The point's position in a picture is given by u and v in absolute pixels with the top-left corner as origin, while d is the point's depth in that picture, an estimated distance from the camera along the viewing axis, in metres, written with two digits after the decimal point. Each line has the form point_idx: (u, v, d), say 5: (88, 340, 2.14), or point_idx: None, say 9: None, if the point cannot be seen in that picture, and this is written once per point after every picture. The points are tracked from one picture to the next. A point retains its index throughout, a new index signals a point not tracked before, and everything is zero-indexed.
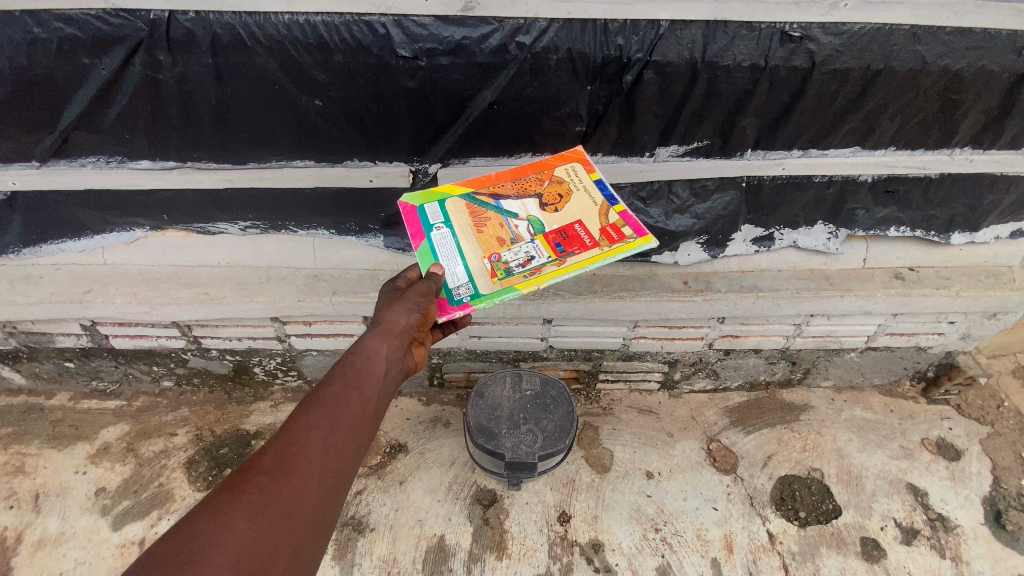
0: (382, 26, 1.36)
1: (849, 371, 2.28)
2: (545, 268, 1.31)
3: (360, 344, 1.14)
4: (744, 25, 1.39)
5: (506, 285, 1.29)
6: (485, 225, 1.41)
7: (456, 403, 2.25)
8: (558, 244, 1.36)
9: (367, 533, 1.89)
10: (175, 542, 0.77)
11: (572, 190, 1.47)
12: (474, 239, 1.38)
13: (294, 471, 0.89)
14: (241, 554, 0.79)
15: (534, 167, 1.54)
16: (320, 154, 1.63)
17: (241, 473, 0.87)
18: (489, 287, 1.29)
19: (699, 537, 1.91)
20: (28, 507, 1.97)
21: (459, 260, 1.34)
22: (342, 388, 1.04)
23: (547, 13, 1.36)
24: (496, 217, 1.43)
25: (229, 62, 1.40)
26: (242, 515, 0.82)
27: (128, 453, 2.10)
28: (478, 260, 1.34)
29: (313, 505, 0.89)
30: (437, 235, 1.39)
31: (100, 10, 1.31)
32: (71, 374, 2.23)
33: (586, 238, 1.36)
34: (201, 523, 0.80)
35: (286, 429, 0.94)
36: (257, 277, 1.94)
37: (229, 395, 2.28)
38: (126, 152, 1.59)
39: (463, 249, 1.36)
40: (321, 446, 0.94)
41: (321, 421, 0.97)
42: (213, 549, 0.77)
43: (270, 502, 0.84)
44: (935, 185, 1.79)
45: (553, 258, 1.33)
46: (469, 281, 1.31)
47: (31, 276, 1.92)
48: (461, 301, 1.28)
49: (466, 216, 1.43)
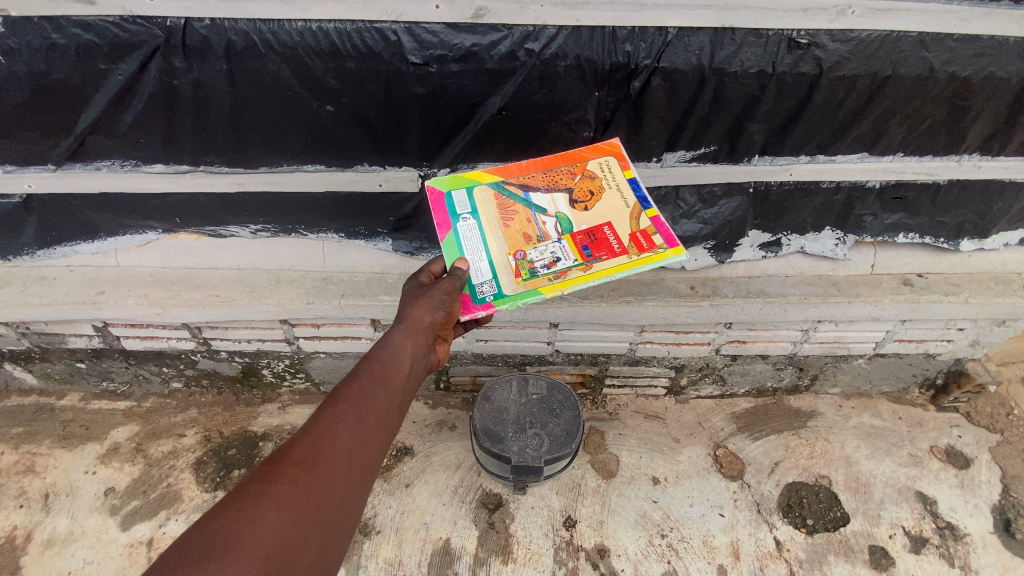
0: (393, 33, 1.38)
1: (857, 378, 2.27)
2: (570, 273, 1.33)
3: (386, 340, 1.15)
4: (751, 32, 1.40)
5: (530, 286, 1.31)
6: (512, 219, 1.43)
7: (462, 406, 2.25)
8: (586, 246, 1.38)
9: (373, 535, 1.90)
10: (211, 529, 0.79)
11: (605, 188, 1.47)
12: (500, 234, 1.40)
13: (324, 464, 0.91)
14: (272, 543, 0.81)
15: (566, 159, 1.54)
16: (330, 159, 1.65)
17: (273, 463, 0.89)
18: (513, 288, 1.31)
19: (705, 544, 1.90)
20: (38, 506, 1.99)
21: (484, 254, 1.37)
22: (369, 382, 1.05)
23: (555, 20, 1.38)
24: (524, 212, 1.44)
25: (244, 69, 1.42)
26: (275, 504, 0.83)
27: (137, 453, 2.12)
28: (504, 256, 1.37)
29: (341, 498, 0.91)
30: (463, 226, 1.41)
31: (118, 17, 1.34)
32: (83, 375, 2.25)
33: (614, 243, 1.37)
34: (234, 510, 0.82)
35: (315, 422, 0.96)
36: (266, 280, 1.96)
37: (237, 396, 2.30)
38: (141, 156, 1.62)
39: (488, 244, 1.38)
40: (350, 439, 0.95)
41: (350, 413, 0.99)
42: (246, 536, 0.79)
43: (301, 493, 0.86)
44: (943, 191, 1.79)
45: (575, 260, 1.36)
46: (492, 278, 1.34)
47: (45, 277, 1.95)
48: (484, 300, 1.30)
49: (493, 208, 1.44)
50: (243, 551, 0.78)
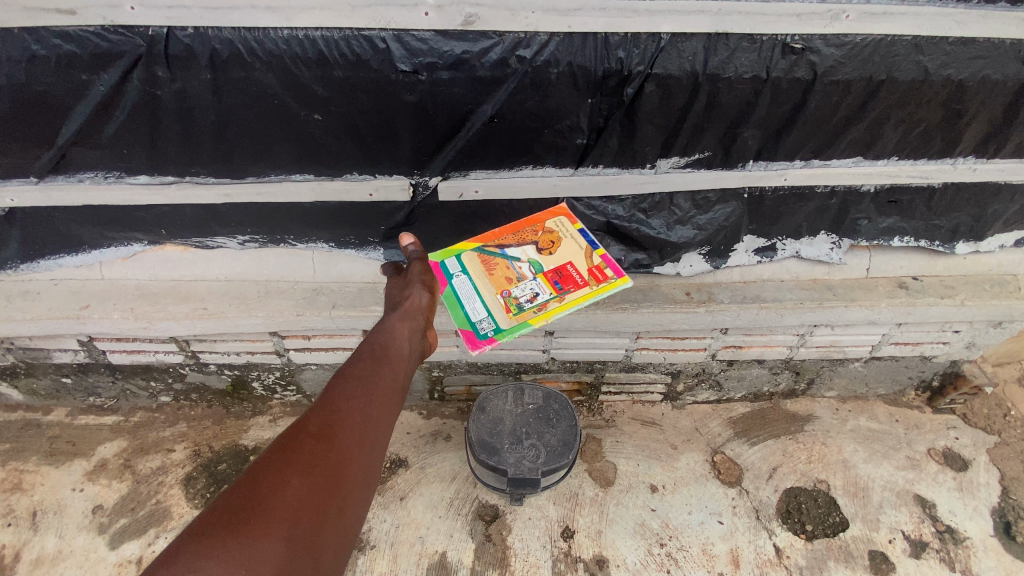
0: (382, 41, 1.35)
1: (853, 380, 2.26)
2: (549, 305, 1.51)
3: (385, 324, 1.18)
4: (745, 38, 1.38)
5: (520, 319, 1.48)
6: (493, 267, 1.59)
7: (457, 416, 2.22)
8: (556, 282, 1.56)
9: (368, 550, 1.87)
10: (236, 499, 0.80)
11: (564, 236, 1.66)
12: (486, 280, 1.56)
13: (340, 435, 0.91)
14: (298, 508, 0.81)
15: (529, 219, 1.71)
16: (320, 169, 1.62)
17: (289, 436, 0.89)
18: (507, 322, 1.48)
19: (705, 552, 1.89)
20: (24, 525, 1.94)
21: (478, 298, 1.52)
22: (374, 360, 1.07)
23: (547, 27, 1.35)
24: (501, 260, 1.61)
25: (228, 77, 1.39)
26: (296, 472, 0.84)
27: (125, 469, 2.08)
28: (493, 297, 1.53)
29: (358, 467, 0.90)
30: (457, 280, 1.56)
31: (99, 26, 1.30)
32: (69, 390, 2.20)
33: (578, 278, 1.57)
34: (258, 480, 0.82)
35: (327, 396, 0.96)
36: (255, 291, 1.92)
37: (227, 409, 2.25)
38: (124, 167, 1.58)
39: (475, 288, 1.55)
40: (361, 411, 0.96)
41: (359, 387, 0.99)
42: (271, 504, 0.80)
43: (320, 462, 0.86)
44: (939, 194, 1.78)
45: (545, 292, 1.54)
46: (488, 316, 1.50)
47: (28, 291, 1.90)
48: (486, 335, 1.47)
49: (475, 259, 1.61)
50: (270, 517, 0.79)
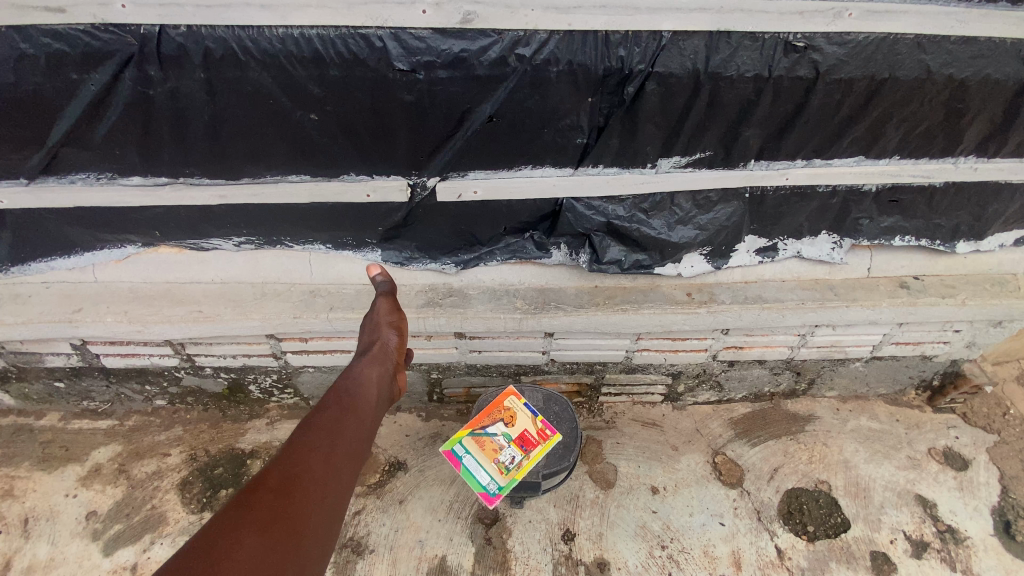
0: (379, 39, 1.33)
1: (853, 380, 2.26)
2: (524, 461, 1.81)
3: (353, 371, 1.16)
4: (747, 36, 1.37)
5: (511, 476, 1.79)
6: (481, 442, 1.85)
7: (456, 419, 2.20)
8: (523, 440, 1.86)
9: (366, 555, 1.85)
10: (187, 558, 0.73)
11: (518, 415, 1.91)
12: (480, 452, 1.83)
13: (303, 490, 0.85)
14: (254, 568, 0.74)
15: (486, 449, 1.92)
16: (316, 169, 1.59)
17: (247, 492, 0.83)
18: (503, 480, 1.78)
19: (706, 554, 1.88)
20: (16, 532, 1.91)
21: (480, 471, 1.80)
22: (341, 409, 1.03)
23: (547, 25, 1.33)
24: (485, 442, 1.86)
25: (222, 76, 1.36)
26: (253, 529, 0.78)
27: (120, 474, 2.05)
28: (489, 466, 1.81)
29: (319, 524, 0.84)
30: (468, 461, 1.83)
31: (89, 25, 1.28)
32: (62, 394, 2.17)
33: (535, 436, 1.87)
34: (212, 540, 0.75)
35: (290, 448, 0.91)
36: (251, 293, 1.89)
37: (224, 413, 2.23)
38: (117, 168, 1.56)
39: (478, 461, 1.82)
40: (324, 464, 0.90)
41: (322, 439, 0.94)
42: (226, 564, 0.73)
43: (279, 521, 0.80)
44: (940, 193, 1.77)
45: (529, 455, 1.83)
46: (489, 475, 1.80)
47: (19, 294, 1.86)
48: (490, 494, 1.77)
49: (472, 442, 1.86)
50: None
